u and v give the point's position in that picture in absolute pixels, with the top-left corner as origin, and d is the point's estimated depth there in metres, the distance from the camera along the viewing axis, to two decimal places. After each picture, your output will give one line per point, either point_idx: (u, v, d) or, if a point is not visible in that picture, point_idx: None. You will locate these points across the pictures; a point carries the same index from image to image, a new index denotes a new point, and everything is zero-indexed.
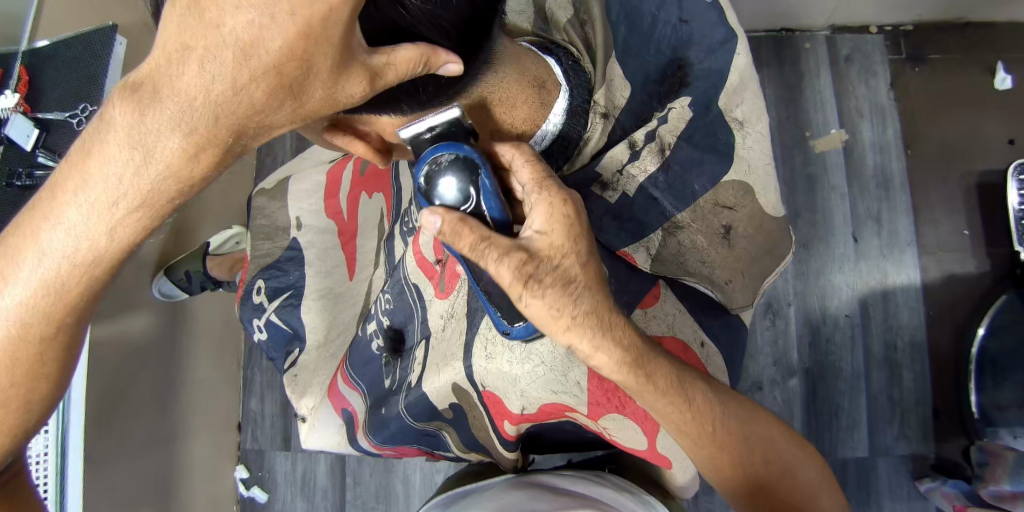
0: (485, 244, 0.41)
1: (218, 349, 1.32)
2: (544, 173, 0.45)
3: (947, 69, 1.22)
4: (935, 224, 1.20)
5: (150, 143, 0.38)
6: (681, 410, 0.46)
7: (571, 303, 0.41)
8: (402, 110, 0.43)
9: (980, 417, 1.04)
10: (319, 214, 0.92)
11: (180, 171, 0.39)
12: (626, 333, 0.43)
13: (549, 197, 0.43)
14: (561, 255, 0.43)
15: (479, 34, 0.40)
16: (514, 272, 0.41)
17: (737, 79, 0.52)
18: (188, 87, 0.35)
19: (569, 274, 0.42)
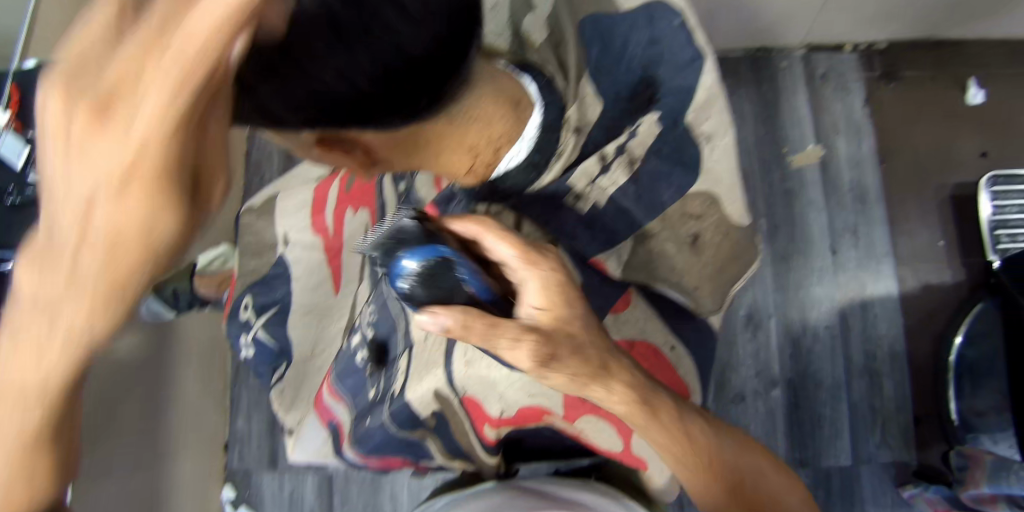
0: (496, 331, 0.44)
1: (205, 366, 1.31)
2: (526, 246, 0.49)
3: (921, 84, 1.27)
4: (910, 235, 1.24)
5: (92, 218, 0.33)
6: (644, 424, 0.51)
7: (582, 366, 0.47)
8: (387, 125, 0.42)
9: (961, 425, 1.04)
10: (306, 230, 0.92)
11: (149, 218, 0.33)
12: (598, 352, 0.47)
13: (542, 271, 0.48)
14: (564, 324, 0.47)
15: (458, 52, 0.40)
16: (532, 357, 0.45)
17: (704, 95, 0.56)
18: (125, 149, 0.31)
19: (574, 338, 0.47)
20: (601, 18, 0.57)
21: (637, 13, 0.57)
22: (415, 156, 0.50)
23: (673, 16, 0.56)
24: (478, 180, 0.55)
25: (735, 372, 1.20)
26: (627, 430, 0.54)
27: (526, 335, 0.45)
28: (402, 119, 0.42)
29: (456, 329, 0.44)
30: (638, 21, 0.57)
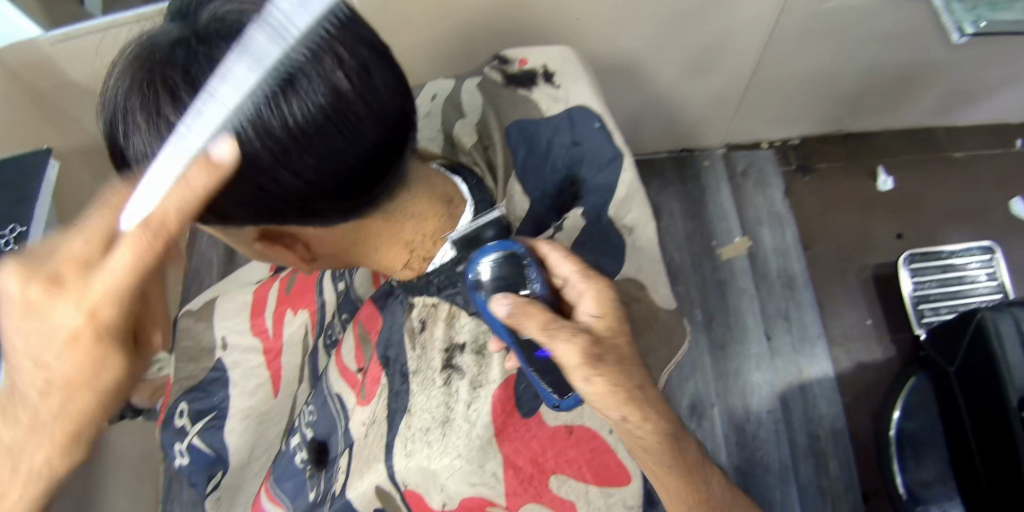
0: (556, 325, 0.46)
1: (135, 486, 1.22)
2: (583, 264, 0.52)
3: (833, 174, 1.43)
4: (840, 316, 1.32)
5: (48, 328, 0.41)
6: (683, 485, 0.50)
7: (625, 381, 0.47)
8: (327, 221, 0.47)
9: (908, 498, 1.08)
10: (245, 333, 0.90)
11: (88, 347, 0.42)
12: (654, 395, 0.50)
13: (596, 285, 0.51)
14: (615, 336, 0.49)
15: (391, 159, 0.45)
16: (582, 352, 0.45)
17: (624, 192, 0.61)
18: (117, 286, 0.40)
19: (620, 355, 0.48)
20: (527, 123, 0.65)
21: (560, 117, 0.65)
22: (351, 250, 0.54)
23: (593, 120, 0.64)
24: (414, 273, 0.58)
25: None
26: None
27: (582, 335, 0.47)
28: (340, 215, 0.46)
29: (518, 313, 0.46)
30: (561, 124, 0.64)
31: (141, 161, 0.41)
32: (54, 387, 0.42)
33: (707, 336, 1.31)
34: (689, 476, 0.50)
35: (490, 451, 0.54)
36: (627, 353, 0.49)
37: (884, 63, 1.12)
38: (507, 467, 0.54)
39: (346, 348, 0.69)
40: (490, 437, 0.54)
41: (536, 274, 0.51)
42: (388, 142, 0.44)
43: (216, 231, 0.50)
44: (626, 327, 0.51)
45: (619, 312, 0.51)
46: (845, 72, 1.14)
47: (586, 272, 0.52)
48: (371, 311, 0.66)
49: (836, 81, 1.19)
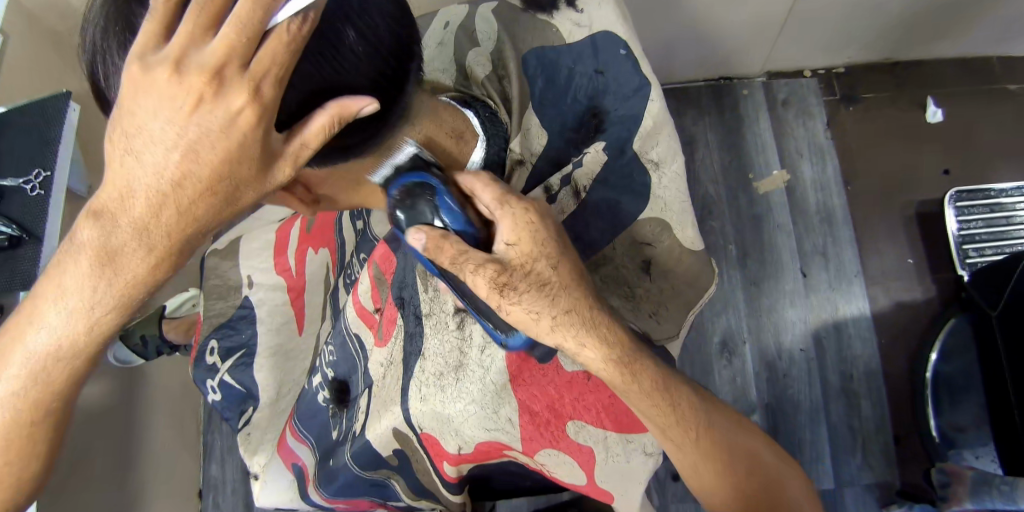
0: (463, 256, 0.43)
1: (178, 415, 1.29)
2: (505, 189, 0.46)
3: (878, 105, 1.32)
4: (880, 254, 1.26)
5: (190, 129, 0.37)
6: (666, 413, 0.47)
7: (548, 303, 0.44)
8: (324, 161, 0.44)
9: (941, 440, 1.05)
10: (269, 272, 0.92)
11: (244, 136, 0.37)
12: (610, 329, 0.45)
13: (511, 211, 0.44)
14: (533, 261, 0.44)
15: (394, 91, 0.42)
16: (489, 282, 0.43)
17: (651, 123, 0.56)
18: (261, 67, 0.35)
19: (542, 278, 0.44)
20: (546, 52, 0.59)
21: (583, 44, 0.58)
22: (355, 190, 0.52)
23: (618, 46, 0.57)
24: None
25: None
26: (590, 460, 0.52)
27: (489, 264, 0.43)
28: (338, 151, 0.43)
29: (432, 248, 0.44)
30: (584, 50, 0.58)
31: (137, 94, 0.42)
32: (189, 184, 0.38)
33: (741, 273, 1.27)
34: (670, 406, 0.47)
35: (504, 397, 0.51)
36: (552, 276, 0.44)
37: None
38: (522, 412, 0.51)
39: (362, 289, 0.67)
40: (505, 383, 0.51)
41: (444, 198, 0.45)
42: (387, 76, 0.41)
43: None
44: (554, 244, 0.45)
45: (552, 233, 0.45)
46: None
47: (505, 198, 0.46)
48: (386, 251, 0.63)
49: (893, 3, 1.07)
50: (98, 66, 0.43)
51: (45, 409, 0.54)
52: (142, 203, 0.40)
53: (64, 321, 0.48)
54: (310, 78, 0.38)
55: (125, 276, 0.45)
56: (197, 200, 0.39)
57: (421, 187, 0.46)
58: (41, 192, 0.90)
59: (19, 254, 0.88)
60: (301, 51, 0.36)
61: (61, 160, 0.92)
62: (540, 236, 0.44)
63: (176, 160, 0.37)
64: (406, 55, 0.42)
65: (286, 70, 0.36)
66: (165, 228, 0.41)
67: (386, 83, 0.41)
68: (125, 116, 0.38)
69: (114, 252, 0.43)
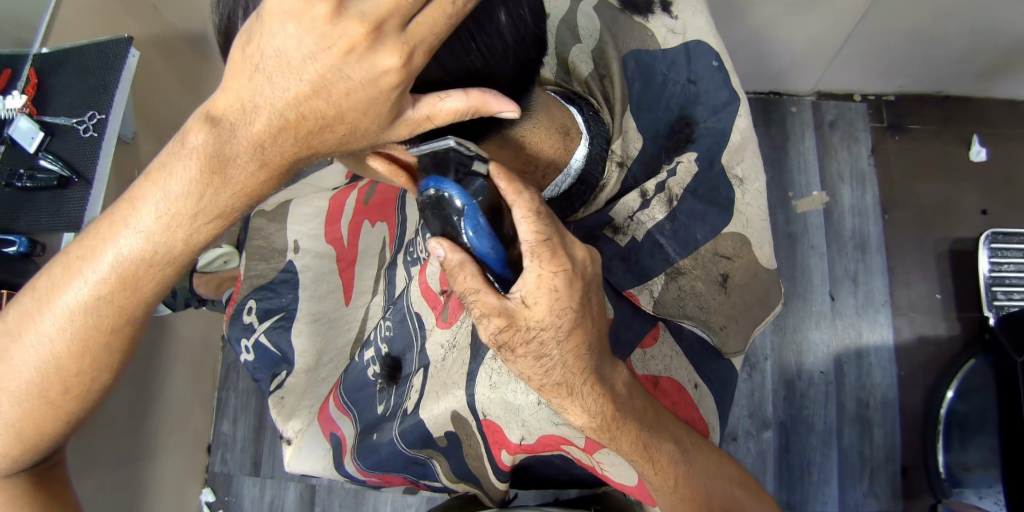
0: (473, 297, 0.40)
1: (197, 367, 1.31)
2: (544, 230, 0.40)
3: (925, 138, 1.30)
4: (908, 286, 1.26)
5: (332, 74, 0.36)
6: (642, 462, 0.47)
7: (543, 372, 0.42)
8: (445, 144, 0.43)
9: (947, 477, 1.05)
10: (318, 239, 0.94)
11: (386, 92, 0.37)
12: (597, 398, 0.44)
13: (539, 267, 0.39)
14: (543, 327, 0.41)
15: (526, 82, 0.43)
16: (493, 335, 0.41)
17: (738, 137, 0.57)
18: (421, 34, 0.35)
19: (545, 346, 0.41)
20: (643, 54, 0.60)
21: (676, 50, 0.59)
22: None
23: (710, 58, 0.59)
24: None
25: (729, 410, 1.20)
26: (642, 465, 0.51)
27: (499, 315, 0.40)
28: (464, 136, 0.43)
29: (449, 267, 0.40)
30: (677, 58, 0.59)
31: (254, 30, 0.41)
32: (309, 122, 0.38)
33: None
34: (645, 458, 0.47)
35: None
36: (554, 349, 0.42)
37: (1001, 18, 0.99)
38: None
39: (431, 271, 0.68)
40: None
41: (472, 223, 0.40)
42: (526, 64, 0.42)
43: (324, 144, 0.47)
44: (569, 315, 0.41)
45: (573, 298, 0.41)
46: (954, 27, 1.03)
47: (542, 243, 0.39)
48: None
49: (945, 37, 1.06)
50: (235, 13, 0.43)
51: (109, 338, 0.54)
52: (263, 122, 0.39)
53: (161, 226, 0.48)
54: (457, 55, 0.38)
55: (230, 182, 0.44)
56: (315, 132, 0.39)
57: (439, 197, 0.40)
58: (93, 135, 0.91)
59: (68, 192, 0.90)
60: (456, 25, 0.36)
61: (116, 104, 0.93)
62: (558, 309, 0.40)
63: (306, 95, 0.37)
64: (541, 48, 0.43)
65: (436, 41, 0.36)
66: (280, 148, 0.41)
67: (524, 72, 0.42)
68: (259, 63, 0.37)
69: (225, 160, 0.43)
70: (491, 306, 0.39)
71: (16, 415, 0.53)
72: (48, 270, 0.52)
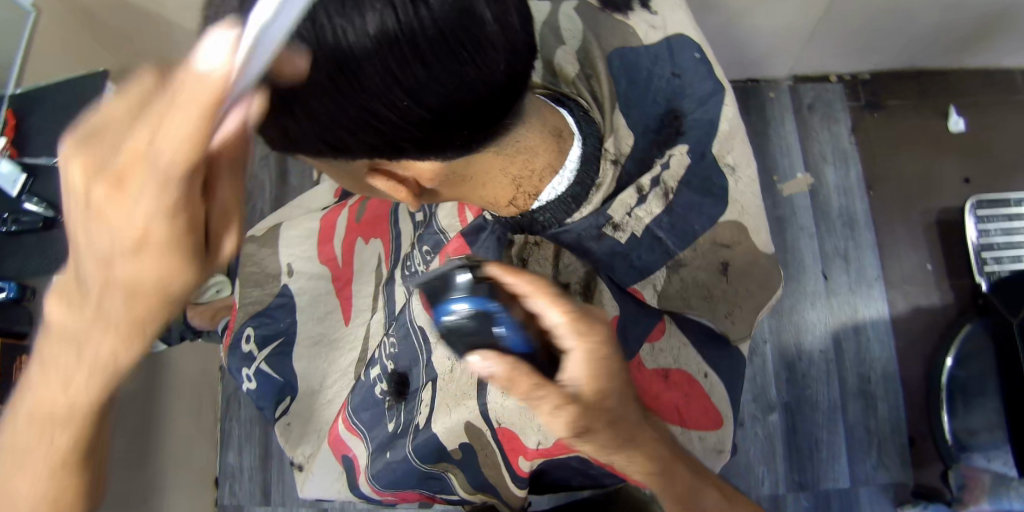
0: (540, 391, 0.39)
1: (197, 399, 1.29)
2: (571, 305, 0.41)
3: (903, 112, 1.32)
4: (899, 258, 1.27)
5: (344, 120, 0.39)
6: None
7: (614, 445, 0.42)
8: (441, 154, 0.45)
9: (953, 443, 1.05)
10: (313, 260, 0.93)
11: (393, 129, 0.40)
12: (655, 452, 0.45)
13: (587, 339, 0.40)
14: (606, 400, 0.40)
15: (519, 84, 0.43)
16: (565, 425, 0.40)
17: (726, 126, 0.58)
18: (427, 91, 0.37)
19: (614, 417, 0.41)
20: (628, 52, 0.60)
21: (658, 46, 0.59)
22: (461, 186, 0.52)
23: (692, 50, 0.59)
24: (517, 211, 0.58)
25: None
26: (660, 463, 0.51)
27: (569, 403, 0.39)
28: (455, 149, 0.44)
29: (502, 377, 0.39)
30: (660, 53, 0.59)
31: None
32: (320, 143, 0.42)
33: None
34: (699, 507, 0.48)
35: None
36: (621, 414, 0.42)
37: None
38: None
39: None
40: None
41: (504, 321, 0.43)
42: (517, 67, 0.41)
43: (327, 167, 0.49)
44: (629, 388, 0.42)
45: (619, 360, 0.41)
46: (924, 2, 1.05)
47: (578, 319, 0.40)
48: (461, 245, 0.70)
49: (914, 12, 1.08)
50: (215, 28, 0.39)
51: None
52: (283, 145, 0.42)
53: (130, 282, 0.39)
54: (447, 64, 0.36)
55: (147, 246, 0.37)
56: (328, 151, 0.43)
57: (483, 310, 0.43)
58: None
59: (54, 233, 0.89)
60: (454, 74, 0.37)
61: None
62: (613, 373, 0.40)
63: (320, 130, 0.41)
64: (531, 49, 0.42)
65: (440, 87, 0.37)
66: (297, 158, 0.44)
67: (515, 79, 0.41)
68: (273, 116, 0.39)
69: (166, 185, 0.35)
70: (555, 400, 0.38)
71: None
72: (12, 381, 0.47)
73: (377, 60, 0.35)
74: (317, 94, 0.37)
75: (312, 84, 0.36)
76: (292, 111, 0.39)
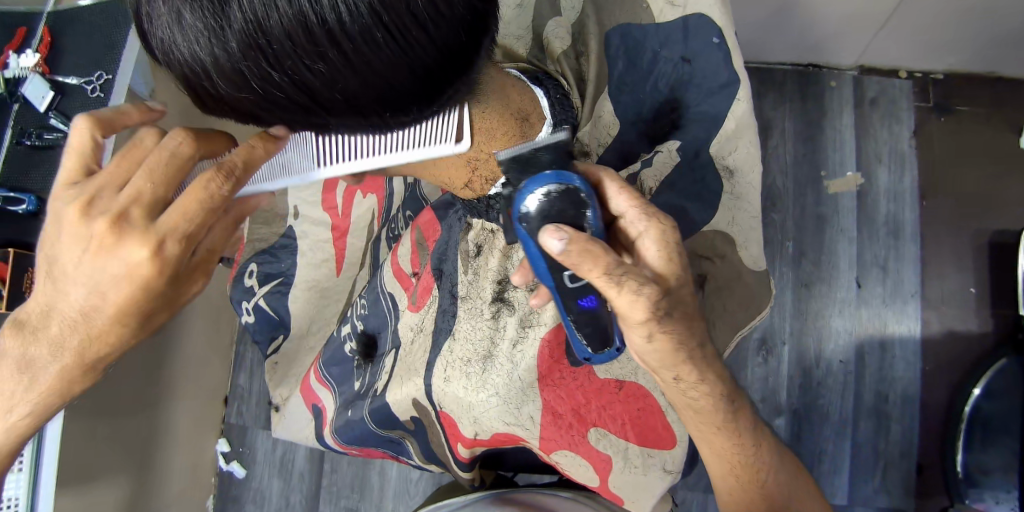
0: (626, 272, 0.42)
1: (215, 324, 1.22)
2: (640, 201, 0.48)
3: (972, 122, 1.18)
4: (942, 278, 1.16)
5: (285, 113, 0.39)
6: (727, 439, 0.51)
7: (687, 338, 0.46)
8: (384, 134, 0.43)
9: (962, 476, 0.97)
10: (316, 206, 0.90)
11: (336, 122, 0.40)
12: (715, 367, 0.49)
13: (662, 225, 0.47)
14: (677, 285, 0.46)
15: (463, 65, 0.39)
16: (648, 309, 0.43)
17: (732, 126, 0.56)
18: (360, 90, 0.36)
19: (683, 307, 0.47)
20: (631, 29, 0.59)
21: (674, 25, 0.58)
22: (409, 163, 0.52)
23: (711, 34, 0.56)
24: (475, 195, 0.57)
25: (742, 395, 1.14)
26: (605, 468, 0.56)
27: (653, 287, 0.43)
28: (402, 130, 0.43)
29: (580, 254, 0.41)
30: (673, 33, 0.58)
31: (171, 53, 0.36)
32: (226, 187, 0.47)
33: (794, 270, 1.18)
34: (736, 435, 0.51)
35: (527, 396, 0.56)
36: (689, 309, 0.47)
37: None
38: (544, 412, 0.57)
39: (402, 253, 0.72)
40: (533, 381, 0.56)
41: (596, 210, 0.44)
42: (449, 47, 0.37)
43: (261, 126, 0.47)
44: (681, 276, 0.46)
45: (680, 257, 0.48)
46: None
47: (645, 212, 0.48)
48: (431, 218, 0.69)
49: (1002, 13, 0.96)
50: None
51: None
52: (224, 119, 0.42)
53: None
54: (367, 50, 0.33)
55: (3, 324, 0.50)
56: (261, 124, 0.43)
57: (564, 188, 0.44)
58: (101, 95, 0.83)
59: None
60: (385, 70, 0.35)
61: (125, 62, 0.84)
62: (681, 265, 0.46)
63: (263, 117, 0.40)
64: (472, 28, 0.37)
65: (377, 84, 0.36)
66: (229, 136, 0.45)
67: (455, 63, 0.38)
68: (209, 94, 0.38)
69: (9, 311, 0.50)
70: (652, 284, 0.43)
71: None
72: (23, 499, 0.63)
73: (286, 44, 0.32)
74: (230, 77, 0.35)
75: (228, 68, 0.34)
76: (215, 91, 0.37)
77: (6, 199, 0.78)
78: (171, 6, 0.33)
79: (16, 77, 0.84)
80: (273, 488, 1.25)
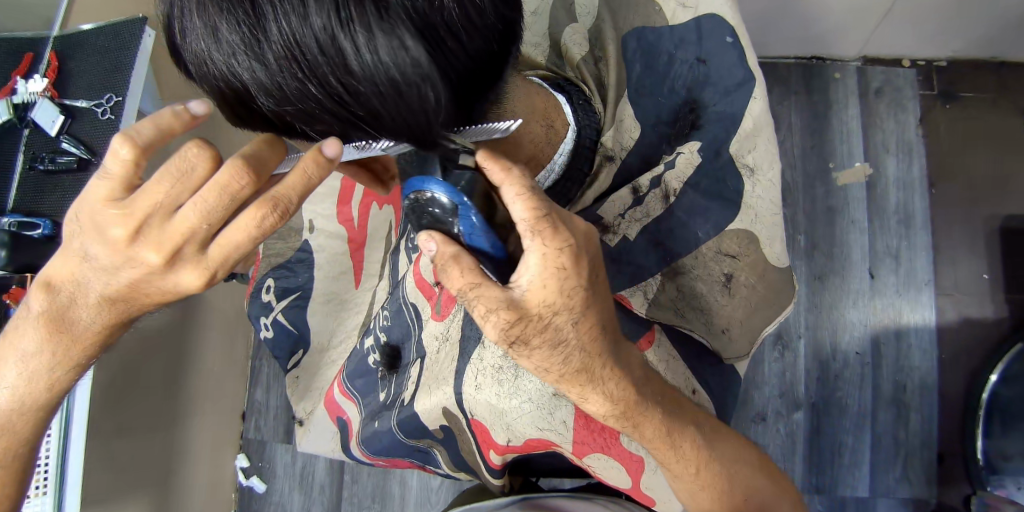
0: (473, 292, 0.41)
1: (229, 340, 1.22)
2: (538, 208, 0.40)
3: (979, 108, 1.18)
4: (955, 265, 1.15)
5: (320, 126, 0.39)
6: (667, 451, 0.51)
7: (558, 358, 0.44)
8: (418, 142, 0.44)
9: (983, 463, 0.96)
10: (331, 219, 0.91)
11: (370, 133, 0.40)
12: (615, 386, 0.46)
13: (542, 248, 0.39)
14: (552, 312, 0.42)
15: (493, 74, 0.40)
16: (500, 331, 0.42)
17: (749, 125, 0.57)
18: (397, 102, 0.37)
19: (559, 335, 0.43)
20: (647, 32, 0.61)
21: (687, 27, 0.60)
22: None
23: (725, 33, 0.59)
24: None
25: (758, 390, 1.13)
26: (637, 468, 0.57)
27: (505, 309, 0.41)
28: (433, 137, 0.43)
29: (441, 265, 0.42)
30: (686, 34, 0.60)
31: (208, 71, 0.37)
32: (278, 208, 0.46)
33: (807, 264, 1.18)
34: (670, 447, 0.50)
35: (560, 401, 0.56)
36: (570, 332, 0.43)
37: None
38: (577, 417, 0.56)
39: (424, 264, 0.72)
40: None
41: (468, 221, 0.41)
42: (480, 56, 0.38)
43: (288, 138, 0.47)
44: (579, 295, 0.42)
45: (579, 278, 0.41)
46: None
47: (538, 222, 0.40)
48: None
49: None
50: (175, 17, 0.36)
51: (91, 349, 0.52)
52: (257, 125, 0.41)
53: (24, 380, 0.52)
54: None
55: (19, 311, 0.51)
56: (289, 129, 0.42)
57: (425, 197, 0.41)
58: (111, 117, 0.84)
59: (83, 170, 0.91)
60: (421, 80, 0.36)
61: (134, 83, 0.84)
62: (564, 289, 0.40)
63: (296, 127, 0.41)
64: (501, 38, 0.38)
65: None
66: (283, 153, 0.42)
67: (485, 72, 0.39)
68: (243, 107, 0.39)
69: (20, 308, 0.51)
70: (499, 304, 0.41)
71: (10, 403, 0.53)
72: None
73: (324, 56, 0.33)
74: (265, 90, 0.35)
75: (265, 81, 0.35)
76: (248, 104, 0.38)
77: (20, 224, 0.80)
78: (208, 21, 0.33)
79: (26, 102, 0.86)
80: (294, 501, 1.25)
